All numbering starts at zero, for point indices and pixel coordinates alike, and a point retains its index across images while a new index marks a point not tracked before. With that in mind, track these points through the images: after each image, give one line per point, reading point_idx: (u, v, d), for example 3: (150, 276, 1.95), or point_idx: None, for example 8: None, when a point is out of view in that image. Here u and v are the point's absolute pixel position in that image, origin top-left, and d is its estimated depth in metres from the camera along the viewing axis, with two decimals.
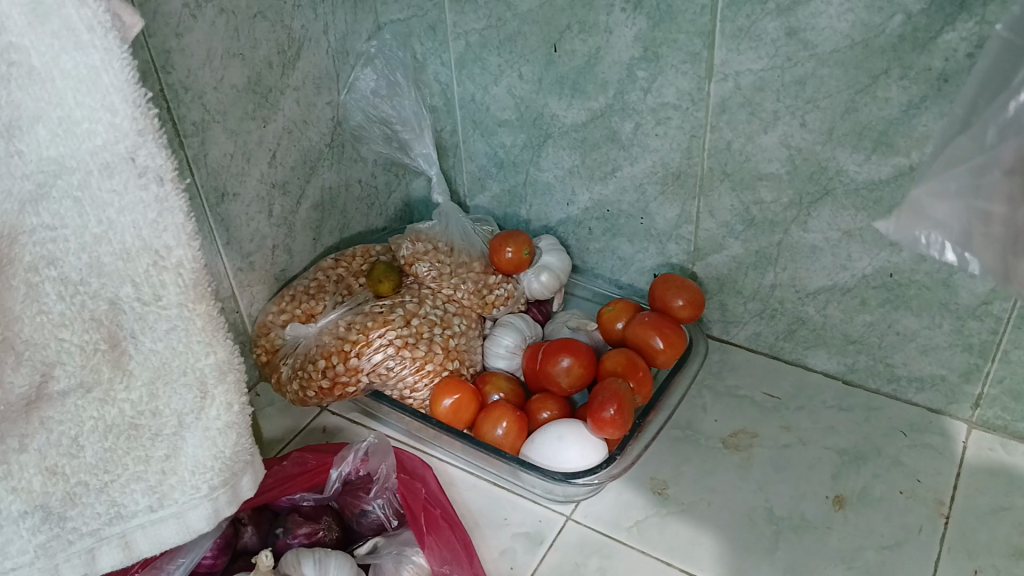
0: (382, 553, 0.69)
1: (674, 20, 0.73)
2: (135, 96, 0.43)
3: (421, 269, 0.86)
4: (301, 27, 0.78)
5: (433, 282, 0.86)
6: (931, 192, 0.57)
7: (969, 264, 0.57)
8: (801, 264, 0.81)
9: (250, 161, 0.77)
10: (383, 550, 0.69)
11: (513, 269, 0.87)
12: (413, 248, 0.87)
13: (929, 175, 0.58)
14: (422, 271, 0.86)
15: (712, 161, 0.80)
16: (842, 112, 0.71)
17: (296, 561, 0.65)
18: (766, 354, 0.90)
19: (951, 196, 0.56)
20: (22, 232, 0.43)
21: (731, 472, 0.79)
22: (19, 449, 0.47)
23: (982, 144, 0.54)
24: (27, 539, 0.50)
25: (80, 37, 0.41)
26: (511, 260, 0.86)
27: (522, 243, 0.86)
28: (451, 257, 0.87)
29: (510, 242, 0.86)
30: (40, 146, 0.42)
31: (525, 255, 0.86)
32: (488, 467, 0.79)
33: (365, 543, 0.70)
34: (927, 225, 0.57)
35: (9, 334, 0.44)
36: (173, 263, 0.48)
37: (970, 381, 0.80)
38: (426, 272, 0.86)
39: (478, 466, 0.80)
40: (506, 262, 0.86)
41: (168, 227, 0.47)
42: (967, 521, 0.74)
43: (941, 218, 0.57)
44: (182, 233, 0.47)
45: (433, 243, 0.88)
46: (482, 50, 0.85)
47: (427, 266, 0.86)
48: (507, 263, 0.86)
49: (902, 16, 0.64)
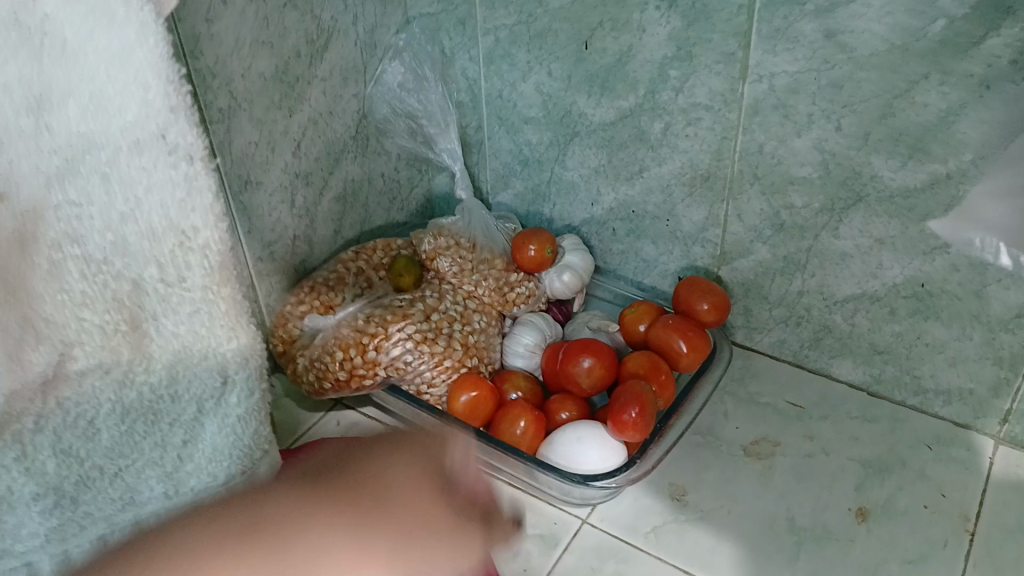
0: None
1: (709, 19, 0.72)
2: (169, 71, 0.43)
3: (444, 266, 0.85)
4: (331, 17, 0.78)
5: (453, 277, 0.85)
6: None
7: None
8: (829, 271, 0.80)
9: (275, 150, 0.77)
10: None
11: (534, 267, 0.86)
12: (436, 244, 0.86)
13: None
14: (445, 267, 0.85)
15: (742, 164, 0.78)
16: (878, 118, 0.70)
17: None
18: (790, 362, 0.89)
19: None
20: (47, 209, 0.42)
21: (752, 480, 0.78)
22: (35, 429, 0.46)
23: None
24: (40, 522, 0.49)
25: (116, 11, 0.40)
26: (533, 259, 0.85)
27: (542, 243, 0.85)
28: (474, 254, 0.86)
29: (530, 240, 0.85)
30: (70, 121, 0.41)
31: (546, 256, 0.85)
32: (507, 467, 0.77)
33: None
34: None
35: (31, 310, 0.43)
36: (199, 245, 0.49)
37: (999, 395, 0.78)
38: (448, 267, 0.85)
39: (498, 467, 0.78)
40: (528, 262, 0.85)
41: (196, 208, 0.48)
42: (993, 538, 0.72)
43: None
44: (209, 214, 0.48)
45: (455, 239, 0.86)
46: (512, 46, 0.84)
47: (449, 261, 0.85)
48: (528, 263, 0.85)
49: (944, 20, 0.63)
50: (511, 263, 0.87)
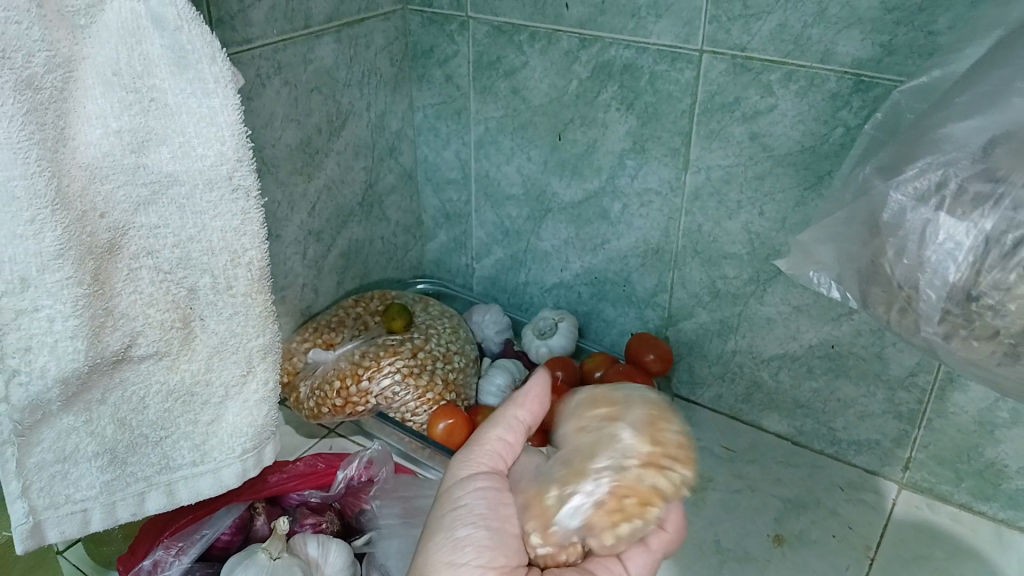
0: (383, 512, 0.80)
1: (658, 121, 0.88)
2: (215, 167, 0.58)
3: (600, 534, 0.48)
4: (348, 103, 0.94)
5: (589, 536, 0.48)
6: (815, 237, 0.59)
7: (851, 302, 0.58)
8: (758, 333, 0.94)
9: (294, 210, 0.91)
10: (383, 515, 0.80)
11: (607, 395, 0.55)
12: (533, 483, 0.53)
13: (816, 217, 0.59)
14: (572, 536, 0.49)
15: (686, 240, 0.93)
16: (793, 205, 0.84)
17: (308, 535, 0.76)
18: (727, 413, 1.02)
19: (826, 240, 0.58)
20: (132, 227, 0.57)
21: (687, 508, 0.90)
22: (101, 400, 0.60)
23: (891, 193, 0.50)
24: (96, 476, 0.62)
25: (228, 178, 0.59)
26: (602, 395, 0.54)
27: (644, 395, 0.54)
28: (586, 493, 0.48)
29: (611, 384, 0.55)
30: (161, 162, 0.57)
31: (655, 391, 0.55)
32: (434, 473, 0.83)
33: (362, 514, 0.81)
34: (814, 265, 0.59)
35: (113, 307, 0.58)
36: (228, 248, 0.61)
37: (901, 446, 0.91)
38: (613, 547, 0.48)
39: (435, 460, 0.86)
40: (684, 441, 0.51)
41: (230, 250, 0.61)
42: (889, 565, 0.84)
43: (824, 260, 0.58)
44: (234, 257, 0.62)
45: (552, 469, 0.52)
46: (498, 134, 1.00)
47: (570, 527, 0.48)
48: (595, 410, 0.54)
49: (842, 128, 0.77)
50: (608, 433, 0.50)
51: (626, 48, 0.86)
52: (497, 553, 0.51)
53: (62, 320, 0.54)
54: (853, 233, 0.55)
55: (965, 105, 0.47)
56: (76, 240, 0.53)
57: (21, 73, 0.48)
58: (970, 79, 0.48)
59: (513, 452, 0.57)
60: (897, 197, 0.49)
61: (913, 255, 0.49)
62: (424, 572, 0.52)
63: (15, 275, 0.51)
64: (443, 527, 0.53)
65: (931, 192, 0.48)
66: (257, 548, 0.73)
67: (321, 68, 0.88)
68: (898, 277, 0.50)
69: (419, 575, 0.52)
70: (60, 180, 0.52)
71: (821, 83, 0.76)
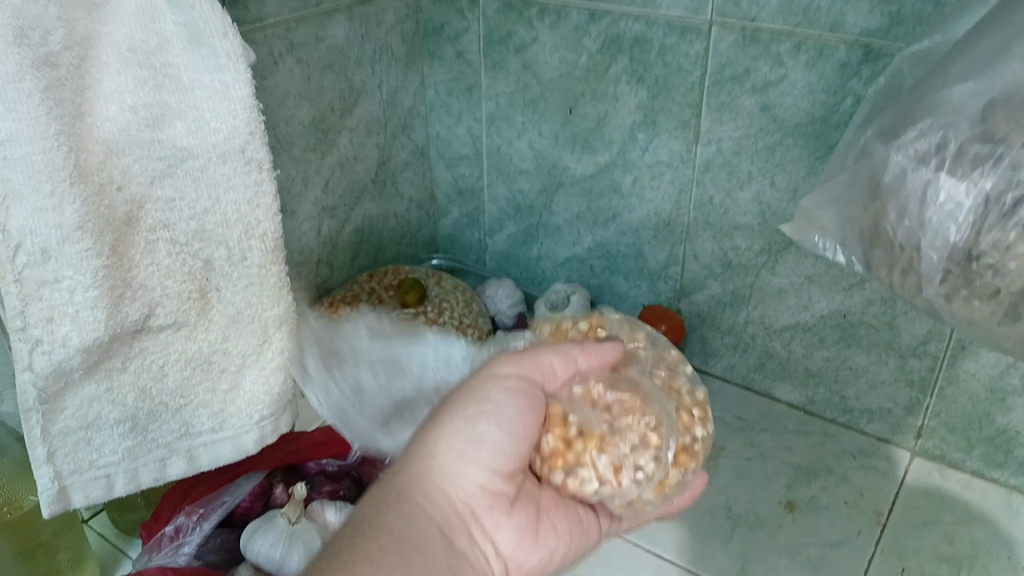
0: (355, 404, 0.78)
1: (669, 93, 0.88)
2: (228, 139, 0.59)
3: (623, 479, 0.53)
4: (361, 80, 0.95)
5: (612, 483, 0.53)
6: (817, 202, 0.61)
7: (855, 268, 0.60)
8: (770, 304, 0.95)
9: (308, 186, 0.93)
10: (353, 405, 0.78)
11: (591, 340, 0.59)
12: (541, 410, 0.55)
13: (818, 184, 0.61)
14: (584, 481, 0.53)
15: (697, 212, 0.94)
16: (803, 176, 0.84)
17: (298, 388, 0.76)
18: (739, 383, 1.03)
19: (829, 203, 0.59)
20: (149, 201, 0.59)
21: (698, 476, 0.91)
22: (122, 369, 0.62)
23: (892, 155, 0.52)
24: (119, 441, 0.64)
25: (241, 150, 0.60)
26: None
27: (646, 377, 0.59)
28: (621, 446, 0.53)
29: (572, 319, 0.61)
30: (176, 136, 0.58)
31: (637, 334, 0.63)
32: (417, 368, 0.79)
33: (333, 395, 0.79)
34: (819, 231, 0.61)
35: (132, 278, 0.60)
36: (243, 222, 0.63)
37: (912, 414, 0.92)
38: (628, 495, 0.54)
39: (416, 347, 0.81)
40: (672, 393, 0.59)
41: (245, 222, 0.63)
42: (900, 530, 0.85)
43: (826, 225, 0.60)
44: (248, 228, 0.63)
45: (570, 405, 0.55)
46: (510, 109, 1.01)
47: (591, 469, 0.53)
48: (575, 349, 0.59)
49: (852, 98, 0.77)
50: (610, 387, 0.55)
51: (635, 21, 0.86)
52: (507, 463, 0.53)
53: (83, 290, 0.56)
54: (856, 198, 0.56)
55: (961, 71, 0.49)
56: (94, 212, 0.55)
57: (38, 50, 0.51)
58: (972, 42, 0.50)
59: (558, 371, 0.55)
60: (898, 160, 0.51)
61: (914, 215, 0.50)
62: (434, 451, 0.52)
63: (36, 247, 0.53)
64: (463, 413, 0.52)
65: (931, 153, 0.49)
66: (277, 514, 0.75)
67: (333, 46, 0.89)
68: (899, 239, 0.52)
69: (422, 448, 0.52)
70: (77, 154, 0.53)
71: (830, 53, 0.76)
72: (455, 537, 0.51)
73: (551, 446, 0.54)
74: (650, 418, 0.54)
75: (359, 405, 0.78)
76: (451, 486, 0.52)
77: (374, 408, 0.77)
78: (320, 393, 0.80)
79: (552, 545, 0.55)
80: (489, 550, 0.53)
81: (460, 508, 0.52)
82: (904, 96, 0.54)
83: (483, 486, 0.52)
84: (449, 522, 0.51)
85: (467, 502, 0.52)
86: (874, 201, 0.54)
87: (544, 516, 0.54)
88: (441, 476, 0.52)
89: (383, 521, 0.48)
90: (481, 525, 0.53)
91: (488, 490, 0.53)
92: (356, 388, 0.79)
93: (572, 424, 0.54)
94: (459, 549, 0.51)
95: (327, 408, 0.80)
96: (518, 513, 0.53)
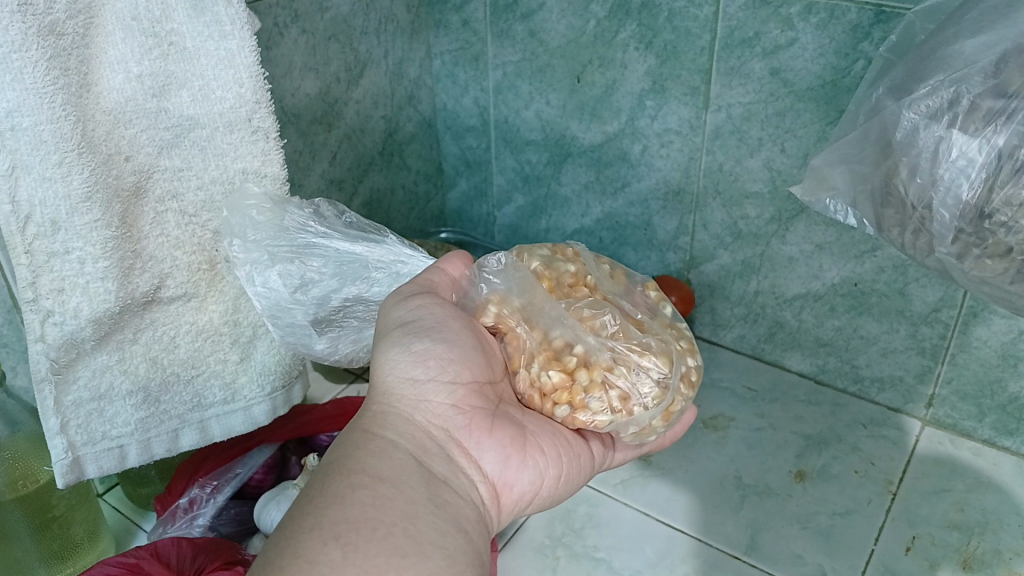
0: (297, 303, 0.63)
1: (678, 59, 0.87)
2: (234, 107, 0.59)
3: (632, 407, 0.55)
4: (366, 50, 0.94)
5: (621, 412, 0.55)
6: (827, 161, 0.60)
7: (867, 229, 0.60)
8: (780, 273, 0.94)
9: (315, 159, 0.92)
10: (291, 299, 0.63)
11: (580, 276, 0.61)
12: (542, 343, 0.57)
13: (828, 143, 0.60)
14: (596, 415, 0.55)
15: (707, 181, 0.93)
16: (814, 141, 0.83)
17: (248, 254, 0.62)
18: (749, 354, 1.03)
19: (839, 163, 0.58)
20: (157, 170, 0.59)
21: (708, 446, 0.91)
22: (132, 340, 0.62)
23: (903, 111, 0.51)
24: (131, 413, 0.64)
25: (246, 118, 0.60)
26: (569, 271, 0.61)
27: (629, 304, 0.61)
28: (627, 377, 0.56)
29: (556, 255, 0.63)
30: (182, 105, 0.58)
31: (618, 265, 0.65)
32: (380, 267, 0.62)
33: (274, 276, 0.63)
34: (830, 191, 0.60)
35: (141, 248, 0.60)
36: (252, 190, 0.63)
37: (923, 382, 0.91)
38: (640, 422, 0.56)
39: (381, 236, 0.64)
40: (663, 321, 0.62)
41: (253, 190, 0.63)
42: (910, 498, 0.85)
43: (838, 186, 0.60)
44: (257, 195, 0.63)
45: (572, 336, 0.57)
46: (517, 79, 1.00)
47: (601, 400, 0.55)
48: (569, 285, 0.61)
49: (864, 61, 0.76)
50: (609, 321, 0.58)
51: None
52: (463, 380, 0.54)
53: (92, 262, 0.56)
54: (866, 157, 0.55)
55: (974, 24, 0.48)
56: (102, 182, 0.55)
57: (43, 18, 0.49)
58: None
59: (513, 300, 0.59)
60: (909, 116, 0.51)
61: (926, 172, 0.50)
62: (386, 381, 0.54)
63: (46, 218, 0.54)
64: (396, 339, 0.54)
65: (942, 109, 0.49)
66: (289, 484, 0.76)
67: (338, 16, 0.88)
68: (911, 197, 0.51)
69: (381, 388, 0.54)
70: (85, 125, 0.53)
71: (842, 15, 0.75)
72: (432, 460, 0.51)
73: (557, 380, 0.56)
74: (651, 349, 0.57)
75: (303, 296, 0.63)
76: (415, 413, 0.53)
77: (321, 309, 0.63)
78: (257, 275, 0.63)
79: (542, 467, 0.55)
80: (476, 475, 0.53)
81: (434, 432, 0.53)
82: (914, 52, 0.53)
83: (448, 408, 0.53)
84: (423, 445, 0.51)
85: (435, 422, 0.53)
86: (883, 158, 0.53)
87: (528, 438, 0.55)
88: (402, 404, 0.53)
89: (353, 460, 0.49)
90: (462, 450, 0.53)
91: (457, 411, 0.54)
92: (306, 252, 0.62)
93: (575, 357, 0.56)
94: (439, 471, 0.51)
95: (257, 297, 0.63)
96: (498, 434, 0.54)
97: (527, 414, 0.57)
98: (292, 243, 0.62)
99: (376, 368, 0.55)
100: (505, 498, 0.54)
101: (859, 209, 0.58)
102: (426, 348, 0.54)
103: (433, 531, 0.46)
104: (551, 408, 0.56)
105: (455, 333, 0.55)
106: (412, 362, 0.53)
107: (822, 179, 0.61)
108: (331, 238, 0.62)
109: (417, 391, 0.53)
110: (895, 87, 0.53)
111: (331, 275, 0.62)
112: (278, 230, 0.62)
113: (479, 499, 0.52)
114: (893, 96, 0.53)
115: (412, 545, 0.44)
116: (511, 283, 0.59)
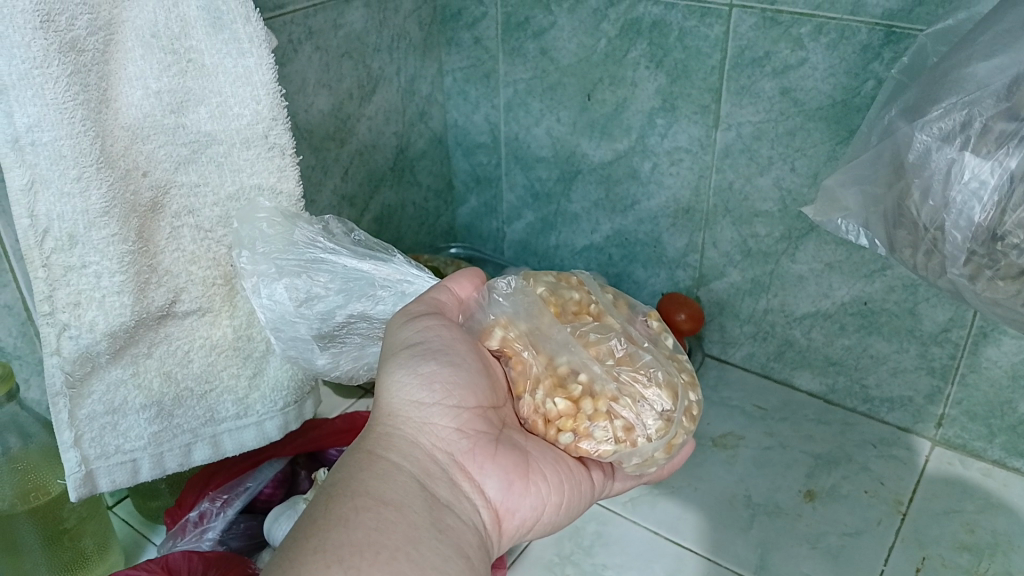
0: (302, 317, 0.63)
1: (689, 79, 0.87)
2: (250, 124, 0.60)
3: (636, 438, 0.56)
4: (379, 67, 0.95)
5: (625, 442, 0.55)
6: (839, 182, 0.60)
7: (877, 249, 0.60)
8: (790, 292, 0.94)
9: (327, 174, 0.93)
10: (296, 313, 0.63)
11: (585, 304, 0.61)
12: (547, 368, 0.57)
13: (841, 164, 0.61)
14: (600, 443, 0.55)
15: (717, 199, 0.93)
16: (824, 160, 0.83)
17: (256, 267, 0.63)
18: (759, 372, 1.03)
19: (852, 183, 0.59)
20: (173, 186, 0.60)
21: (718, 465, 0.91)
22: (146, 354, 0.63)
23: (916, 133, 0.51)
24: (145, 426, 0.65)
25: (263, 134, 0.61)
26: (574, 298, 0.62)
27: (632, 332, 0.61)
28: (631, 407, 0.56)
29: (561, 282, 0.63)
30: (200, 122, 0.58)
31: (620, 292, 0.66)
32: (386, 285, 0.62)
33: (280, 288, 0.63)
34: (842, 212, 0.61)
35: (156, 263, 0.60)
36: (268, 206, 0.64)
37: (933, 402, 0.91)
38: (643, 452, 0.56)
39: (388, 254, 0.64)
40: (665, 351, 0.62)
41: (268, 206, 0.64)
42: (920, 519, 0.84)
43: (849, 206, 0.60)
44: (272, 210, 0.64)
45: (578, 363, 0.57)
46: (528, 96, 1.01)
47: (606, 429, 0.55)
48: (573, 312, 0.61)
49: (874, 81, 0.77)
50: (614, 347, 0.59)
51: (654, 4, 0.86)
52: (468, 404, 0.54)
53: (109, 276, 0.57)
54: (880, 178, 0.56)
55: (986, 46, 0.49)
56: (120, 198, 0.55)
57: (65, 36, 0.50)
58: (990, 19, 0.50)
59: (519, 324, 0.59)
60: (921, 138, 0.51)
61: (938, 194, 0.50)
62: (391, 402, 0.54)
63: (64, 233, 0.54)
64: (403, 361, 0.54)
65: (955, 131, 0.49)
66: (299, 499, 0.76)
67: (351, 33, 0.89)
68: (923, 218, 0.52)
69: (386, 409, 0.54)
70: (104, 140, 0.54)
71: (852, 35, 0.76)
72: (435, 484, 0.51)
73: (562, 408, 0.56)
74: (656, 380, 0.57)
75: (308, 311, 0.63)
76: (419, 436, 0.53)
77: (325, 325, 0.63)
78: (264, 288, 0.63)
79: (543, 493, 0.55)
80: (478, 500, 0.53)
81: (438, 456, 0.53)
82: (927, 74, 0.53)
83: (452, 432, 0.53)
84: (426, 469, 0.52)
85: (439, 445, 0.53)
86: (897, 179, 0.54)
87: (531, 464, 0.55)
88: (407, 426, 0.53)
89: (359, 482, 0.49)
90: (464, 474, 0.53)
91: (460, 435, 0.54)
92: (313, 267, 0.63)
93: (580, 384, 0.56)
94: (443, 496, 0.51)
95: (262, 309, 0.64)
96: (501, 460, 0.54)
97: (530, 439, 0.57)
98: (300, 257, 0.63)
99: (381, 389, 0.55)
100: (505, 523, 0.54)
101: (871, 230, 0.58)
102: (432, 371, 0.54)
103: (435, 556, 0.46)
104: (555, 435, 0.56)
105: (461, 355, 0.55)
106: (418, 384, 0.54)
107: (834, 199, 0.61)
108: (339, 254, 0.63)
109: (422, 413, 0.53)
110: (908, 108, 0.53)
111: (336, 292, 0.63)
112: (287, 244, 0.63)
113: (480, 524, 0.52)
114: (906, 117, 0.53)
115: (415, 570, 0.45)
116: (517, 305, 0.60)
